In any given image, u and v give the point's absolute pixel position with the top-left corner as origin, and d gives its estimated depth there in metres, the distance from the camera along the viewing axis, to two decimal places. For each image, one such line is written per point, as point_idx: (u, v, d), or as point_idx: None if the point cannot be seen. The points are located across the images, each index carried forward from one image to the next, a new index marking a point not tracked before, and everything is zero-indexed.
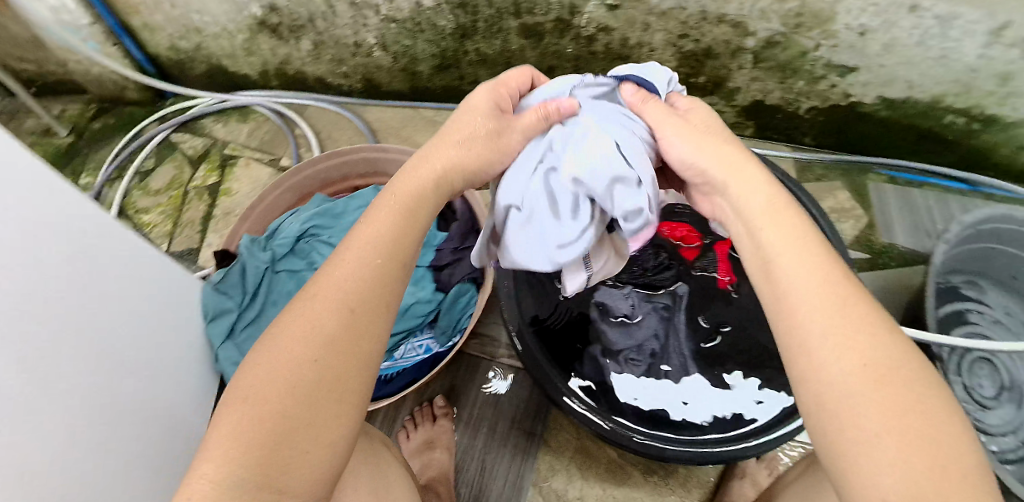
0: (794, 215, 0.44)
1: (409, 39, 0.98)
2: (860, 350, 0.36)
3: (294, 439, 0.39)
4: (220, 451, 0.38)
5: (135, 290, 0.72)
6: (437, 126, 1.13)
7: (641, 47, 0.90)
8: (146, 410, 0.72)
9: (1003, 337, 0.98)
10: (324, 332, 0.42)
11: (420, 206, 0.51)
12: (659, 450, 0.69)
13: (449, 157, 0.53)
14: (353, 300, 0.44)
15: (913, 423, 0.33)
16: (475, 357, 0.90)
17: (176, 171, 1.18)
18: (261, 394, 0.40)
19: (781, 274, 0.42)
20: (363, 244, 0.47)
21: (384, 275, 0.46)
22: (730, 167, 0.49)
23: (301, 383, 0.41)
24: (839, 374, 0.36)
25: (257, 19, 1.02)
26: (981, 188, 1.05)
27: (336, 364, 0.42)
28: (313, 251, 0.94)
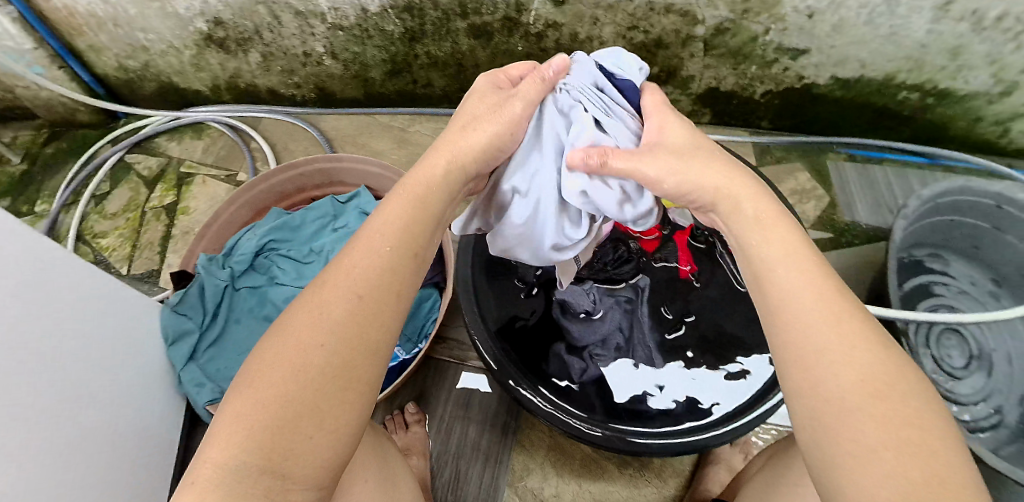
0: (787, 227, 0.46)
1: (358, 46, 0.97)
2: (857, 365, 0.38)
3: (302, 422, 0.38)
4: (228, 435, 0.37)
5: (91, 318, 0.69)
6: (394, 131, 1.12)
7: (591, 41, 0.89)
8: (105, 445, 0.69)
9: (969, 306, 0.99)
10: (333, 317, 0.41)
11: (428, 191, 0.50)
12: (631, 444, 0.67)
13: (457, 144, 0.53)
14: (361, 287, 0.43)
15: (908, 435, 0.35)
16: (443, 363, 0.89)
17: (132, 193, 1.16)
18: (268, 378, 0.39)
19: (776, 275, 0.43)
20: (373, 232, 0.46)
21: (394, 263, 0.45)
22: (726, 188, 0.49)
23: (311, 368, 0.39)
24: (842, 388, 0.37)
25: (203, 34, 1.00)
26: (939, 160, 1.06)
27: (346, 349, 0.40)
28: (274, 265, 0.93)
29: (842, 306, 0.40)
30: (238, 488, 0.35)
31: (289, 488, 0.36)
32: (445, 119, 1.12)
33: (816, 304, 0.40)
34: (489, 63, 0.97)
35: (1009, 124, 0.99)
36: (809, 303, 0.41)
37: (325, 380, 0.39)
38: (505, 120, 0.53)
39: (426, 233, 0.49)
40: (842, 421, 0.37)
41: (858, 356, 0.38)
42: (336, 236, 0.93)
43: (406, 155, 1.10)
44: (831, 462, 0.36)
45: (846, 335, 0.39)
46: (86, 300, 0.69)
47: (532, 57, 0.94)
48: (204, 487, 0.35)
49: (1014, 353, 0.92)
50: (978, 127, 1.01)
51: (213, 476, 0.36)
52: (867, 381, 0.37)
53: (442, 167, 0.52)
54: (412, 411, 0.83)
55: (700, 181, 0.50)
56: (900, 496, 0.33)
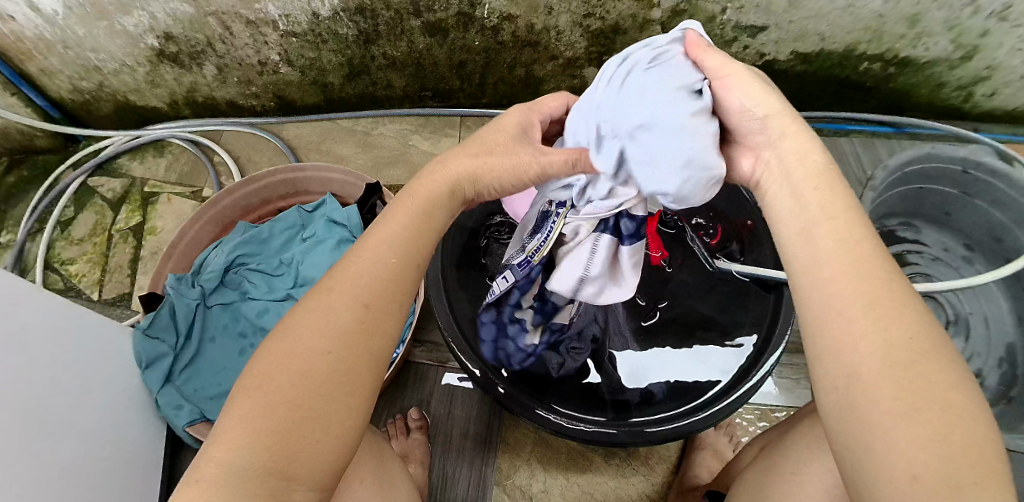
0: (844, 186, 0.42)
1: (313, 51, 0.95)
2: (905, 323, 0.36)
3: (305, 422, 0.36)
4: (231, 434, 0.35)
5: (59, 348, 0.66)
6: (358, 135, 1.12)
7: (548, 31, 0.88)
8: (83, 479, 0.66)
9: (943, 273, 0.99)
10: (339, 325, 0.39)
11: (431, 205, 0.47)
12: (608, 436, 0.66)
13: (466, 165, 0.50)
14: (369, 293, 0.41)
15: (926, 415, 0.32)
16: (423, 366, 0.88)
17: (97, 216, 1.13)
18: (281, 377, 0.37)
19: (820, 235, 0.41)
20: (377, 240, 0.44)
21: (400, 274, 0.43)
22: (784, 123, 0.46)
23: (312, 364, 0.37)
24: (876, 346, 0.35)
25: (155, 50, 0.98)
26: (905, 129, 1.06)
27: (347, 340, 0.38)
28: (245, 280, 0.91)
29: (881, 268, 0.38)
30: (240, 491, 0.33)
31: (294, 489, 0.34)
32: (409, 120, 1.11)
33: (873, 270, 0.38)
34: (447, 59, 0.96)
35: (969, 89, 1.00)
36: (841, 265, 0.39)
37: (328, 379, 0.37)
38: (517, 164, 0.51)
39: (431, 241, 0.47)
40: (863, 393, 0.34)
41: (864, 331, 0.36)
42: (306, 245, 0.92)
43: (372, 159, 1.10)
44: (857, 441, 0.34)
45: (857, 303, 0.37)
46: (56, 331, 0.67)
47: (490, 50, 0.93)
48: (211, 486, 0.33)
49: (991, 316, 0.93)
50: (941, 93, 1.02)
51: (216, 475, 0.33)
52: (890, 354, 0.34)
53: (437, 186, 0.48)
54: (416, 417, 0.82)
55: (760, 107, 0.46)
56: (910, 474, 0.31)
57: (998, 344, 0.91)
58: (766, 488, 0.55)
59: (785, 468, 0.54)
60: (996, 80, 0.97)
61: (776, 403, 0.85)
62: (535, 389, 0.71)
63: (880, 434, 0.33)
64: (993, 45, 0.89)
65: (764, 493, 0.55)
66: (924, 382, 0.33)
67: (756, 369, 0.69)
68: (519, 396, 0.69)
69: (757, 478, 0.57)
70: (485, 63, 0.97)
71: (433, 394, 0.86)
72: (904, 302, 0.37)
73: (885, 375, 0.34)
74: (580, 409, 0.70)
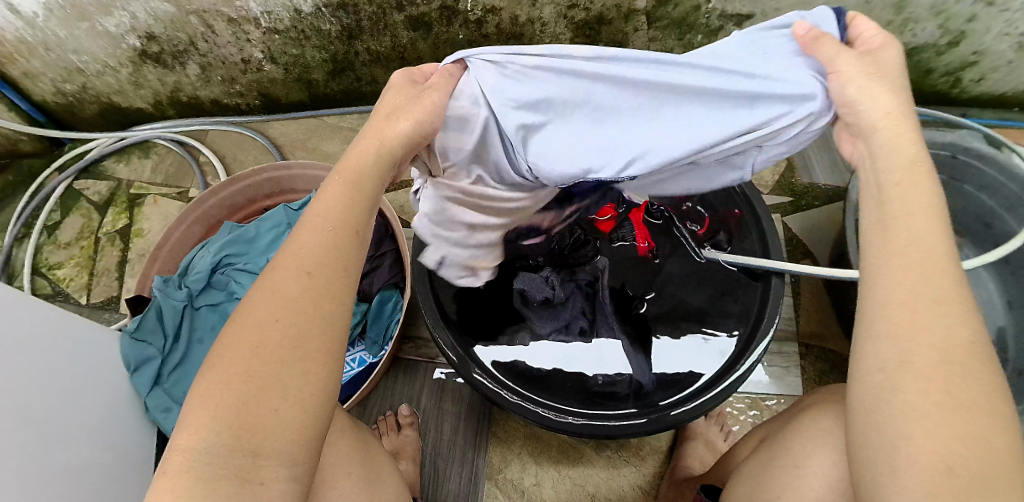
0: (929, 179, 0.38)
1: (296, 48, 0.94)
2: (963, 319, 0.34)
3: (267, 395, 0.35)
4: (198, 416, 0.35)
5: (51, 352, 0.66)
6: (344, 132, 1.11)
7: (532, 23, 0.88)
8: (79, 484, 0.66)
9: None
10: (286, 296, 0.38)
11: (361, 173, 0.44)
12: (617, 429, 0.65)
13: (383, 132, 0.45)
14: (309, 261, 0.39)
15: None
16: (412, 362, 0.88)
17: (84, 219, 1.12)
18: (229, 360, 0.36)
19: (896, 221, 0.38)
20: (313, 213, 0.41)
21: (338, 241, 0.40)
22: (889, 116, 0.41)
23: (286, 355, 0.36)
24: (891, 329, 0.35)
25: (137, 50, 0.97)
26: None
27: (303, 318, 0.37)
28: (232, 280, 0.90)
29: (933, 251, 0.36)
30: (208, 470, 0.34)
31: (261, 465, 0.34)
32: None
33: (918, 248, 0.36)
34: (432, 53, 0.95)
35: (957, 75, 1.00)
36: (907, 253, 0.36)
37: (274, 356, 0.36)
38: (427, 109, 0.47)
39: (371, 213, 0.44)
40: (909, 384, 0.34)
41: (916, 321, 0.35)
42: None
43: None
44: (886, 426, 0.34)
45: (907, 285, 0.36)
46: (44, 332, 0.66)
47: (474, 44, 0.93)
48: (175, 476, 0.34)
49: (981, 301, 0.93)
50: (929, 79, 1.02)
51: (183, 462, 0.34)
52: (932, 350, 0.34)
53: (373, 151, 0.44)
54: (406, 413, 0.81)
55: (867, 100, 0.41)
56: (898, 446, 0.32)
57: (989, 328, 0.91)
58: (765, 481, 0.55)
59: (783, 463, 0.54)
60: (984, 65, 0.97)
61: (767, 392, 0.85)
62: (526, 385, 0.71)
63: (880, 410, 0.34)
64: (981, 30, 0.89)
65: (765, 486, 0.54)
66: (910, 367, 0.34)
67: (745, 362, 0.68)
68: (510, 391, 0.68)
69: (755, 474, 0.57)
70: None
71: (423, 389, 0.86)
72: (932, 300, 0.35)
73: None
74: (575, 403, 0.69)
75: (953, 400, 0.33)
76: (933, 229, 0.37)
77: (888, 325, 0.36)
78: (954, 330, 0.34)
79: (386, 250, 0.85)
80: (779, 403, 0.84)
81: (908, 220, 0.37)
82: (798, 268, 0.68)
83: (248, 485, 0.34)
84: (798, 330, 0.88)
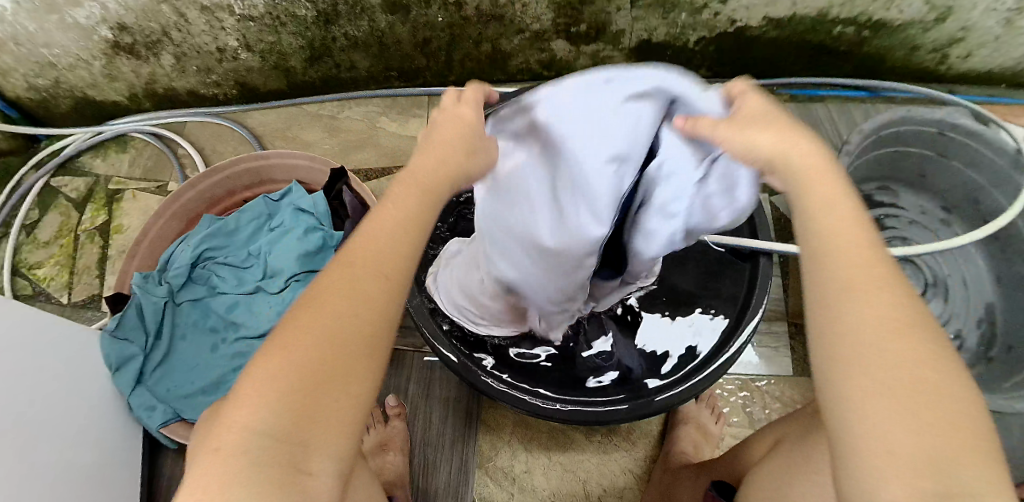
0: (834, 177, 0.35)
1: (272, 35, 0.92)
2: (904, 307, 0.32)
3: (327, 388, 0.32)
4: (256, 395, 0.32)
5: (41, 360, 0.65)
6: (324, 120, 1.10)
7: (512, 4, 0.87)
8: (70, 480, 0.66)
9: (922, 236, 0.96)
10: (363, 294, 0.34)
11: (440, 173, 0.38)
12: (603, 415, 0.64)
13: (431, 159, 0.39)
14: (388, 264, 0.35)
15: (900, 393, 0.29)
16: (399, 352, 0.86)
17: (63, 217, 1.10)
18: (298, 341, 0.33)
19: (823, 218, 0.34)
20: (388, 210, 0.37)
21: (414, 241, 0.37)
22: (781, 141, 0.35)
23: (347, 346, 0.33)
24: (868, 324, 0.31)
25: (109, 42, 0.94)
26: (881, 92, 1.06)
27: (375, 317, 0.34)
28: (213, 274, 0.87)
29: (856, 240, 0.33)
30: (263, 455, 0.31)
31: (311, 456, 0.32)
32: (376, 102, 1.10)
33: (835, 244, 0.33)
34: (411, 36, 0.95)
35: (944, 51, 0.99)
36: (846, 253, 0.33)
37: (355, 351, 0.33)
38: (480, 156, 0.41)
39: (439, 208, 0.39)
40: (852, 369, 0.31)
41: (844, 310, 0.32)
42: (274, 235, 0.88)
43: (339, 143, 1.09)
44: (838, 415, 0.31)
45: (827, 274, 0.33)
46: (31, 330, 0.65)
47: (454, 26, 0.92)
48: (226, 454, 0.31)
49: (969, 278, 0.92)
50: (916, 56, 1.01)
51: (237, 439, 0.31)
52: (883, 319, 0.31)
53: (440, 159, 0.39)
54: (394, 404, 0.79)
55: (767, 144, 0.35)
56: (903, 445, 0.29)
57: (979, 304, 0.90)
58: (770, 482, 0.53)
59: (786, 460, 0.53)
60: (971, 41, 0.96)
61: (757, 372, 0.85)
62: (518, 376, 0.70)
63: (858, 407, 0.30)
64: (968, 6, 0.88)
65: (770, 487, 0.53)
66: (911, 373, 0.30)
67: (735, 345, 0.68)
68: (499, 380, 0.66)
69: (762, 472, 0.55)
70: (450, 39, 0.96)
71: (410, 379, 0.84)
72: (849, 284, 0.32)
73: (876, 358, 0.30)
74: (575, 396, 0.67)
75: (901, 377, 0.30)
76: (849, 217, 0.34)
77: (864, 317, 0.31)
78: (879, 314, 0.31)
79: None
80: (770, 384, 0.84)
81: (820, 215, 0.34)
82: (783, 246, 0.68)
83: (298, 474, 0.32)
84: (789, 309, 0.87)
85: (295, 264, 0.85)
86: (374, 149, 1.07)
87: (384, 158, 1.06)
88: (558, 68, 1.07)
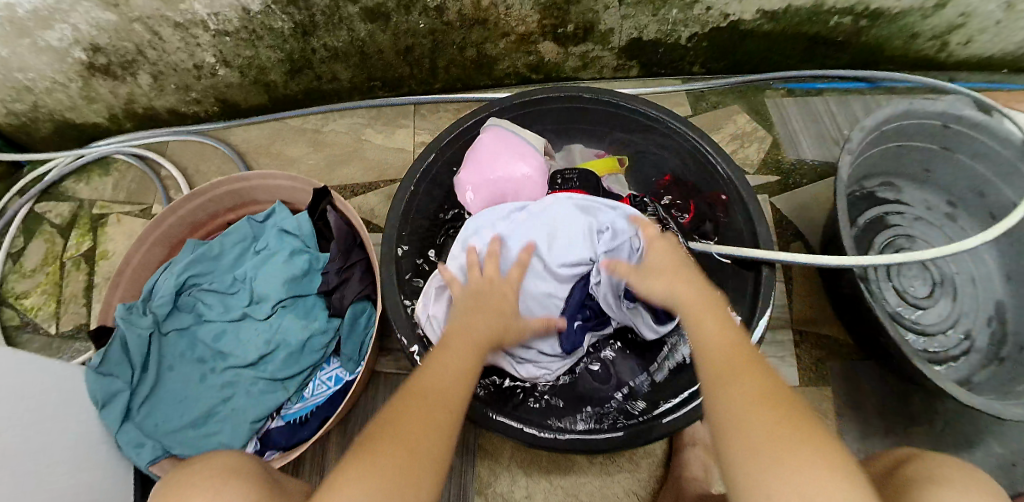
0: (711, 313, 0.54)
1: (249, 49, 0.90)
2: (758, 381, 0.44)
3: (402, 490, 0.43)
4: (355, 487, 0.42)
5: (8, 395, 0.61)
6: (309, 133, 1.07)
7: (495, 8, 0.85)
8: None
9: (926, 231, 0.96)
10: (435, 420, 0.48)
11: (476, 339, 0.58)
12: (604, 441, 0.62)
13: (465, 328, 0.59)
14: (450, 399, 0.51)
15: (770, 447, 0.39)
16: (391, 375, 0.85)
17: (48, 244, 1.07)
18: (383, 453, 0.44)
19: (697, 338, 0.51)
20: (450, 357, 0.55)
21: (464, 386, 0.53)
22: (691, 305, 0.56)
23: (419, 456, 0.45)
24: (739, 401, 0.43)
25: (84, 63, 0.92)
26: (881, 83, 1.03)
27: (435, 435, 0.47)
28: (199, 302, 0.85)
29: (723, 341, 0.49)
30: None
31: None
32: (361, 112, 1.07)
33: (710, 353, 0.48)
34: (392, 44, 0.92)
35: (944, 38, 0.96)
36: (710, 354, 0.48)
37: (415, 457, 0.45)
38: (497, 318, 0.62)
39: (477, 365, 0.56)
40: (733, 434, 0.41)
41: (718, 397, 0.44)
42: (259, 258, 0.86)
43: (325, 157, 1.05)
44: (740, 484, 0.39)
45: (707, 372, 0.47)
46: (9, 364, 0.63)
47: (436, 32, 0.90)
48: None
49: (977, 275, 0.89)
50: (915, 44, 0.98)
51: None
52: (749, 394, 0.43)
53: (482, 325, 0.60)
54: None
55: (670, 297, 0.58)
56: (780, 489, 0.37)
57: (987, 302, 0.88)
58: None
59: None
60: (971, 26, 0.93)
61: None
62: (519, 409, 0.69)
63: (750, 470, 0.39)
64: None
65: None
66: (774, 435, 0.39)
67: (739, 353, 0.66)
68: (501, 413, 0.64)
69: None
70: (433, 45, 0.94)
71: None
72: (713, 380, 0.46)
73: (746, 425, 0.41)
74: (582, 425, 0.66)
75: (767, 438, 0.39)
76: (713, 332, 0.51)
77: (732, 397, 0.43)
78: (739, 391, 0.43)
79: (355, 261, 0.81)
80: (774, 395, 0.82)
81: (698, 335, 0.51)
82: (788, 257, 0.65)
83: None
84: (791, 316, 0.88)
85: (282, 289, 0.83)
86: (360, 164, 1.03)
87: (371, 172, 1.02)
88: (547, 71, 1.04)
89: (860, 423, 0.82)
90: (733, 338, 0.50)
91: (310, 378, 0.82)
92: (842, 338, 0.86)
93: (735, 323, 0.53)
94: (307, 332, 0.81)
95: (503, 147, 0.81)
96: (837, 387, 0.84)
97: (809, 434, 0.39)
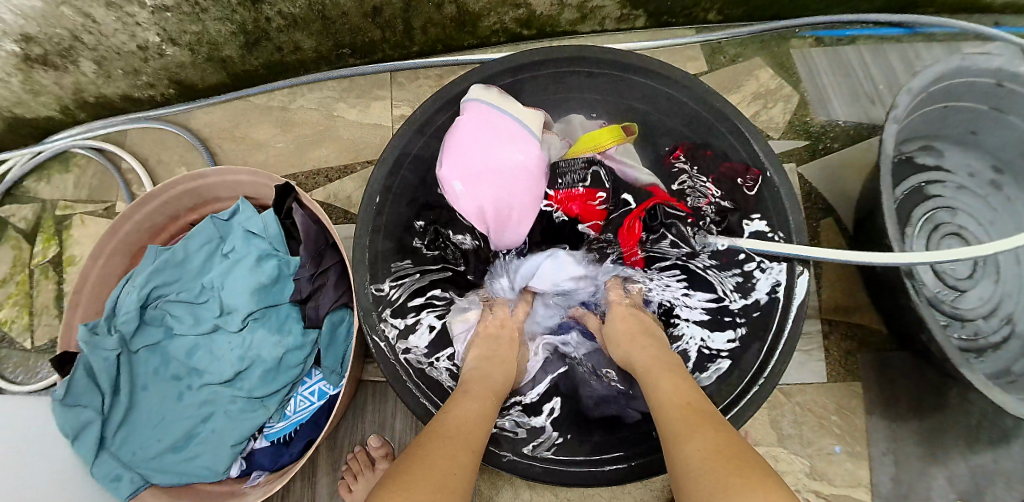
0: (672, 372, 0.56)
1: (195, 24, 0.80)
2: (714, 429, 0.45)
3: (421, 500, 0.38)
4: None
5: None
6: (275, 112, 0.98)
7: None
8: None
9: (967, 202, 0.86)
10: (457, 459, 0.45)
11: (493, 384, 0.60)
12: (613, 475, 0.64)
13: (479, 375, 0.61)
14: (470, 441, 0.49)
15: (729, 477, 0.38)
16: (378, 383, 0.80)
17: (13, 251, 1.00)
18: (412, 478, 0.41)
19: (658, 397, 0.52)
20: (465, 402, 0.55)
21: (478, 427, 0.52)
22: (653, 360, 0.59)
23: (447, 485, 0.41)
24: (695, 447, 0.43)
25: (18, 55, 0.81)
26: (921, 29, 0.91)
27: (457, 467, 0.44)
28: (168, 314, 0.78)
29: (683, 396, 0.51)
30: None
31: None
32: (332, 83, 0.97)
33: (666, 412, 0.50)
34: (358, 6, 0.81)
35: None
36: (669, 410, 0.50)
37: (441, 486, 0.41)
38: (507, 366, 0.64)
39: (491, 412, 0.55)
40: (692, 493, 0.40)
41: (675, 449, 0.44)
42: (227, 264, 0.79)
43: (294, 139, 0.97)
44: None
45: (666, 429, 0.48)
46: None
47: None
48: None
49: None
50: None
51: None
52: (705, 442, 0.43)
53: (496, 375, 0.61)
54: (377, 447, 0.73)
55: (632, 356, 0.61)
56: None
57: None
58: None
59: None
60: None
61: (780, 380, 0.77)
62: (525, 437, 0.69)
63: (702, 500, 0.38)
64: None
65: None
66: (734, 467, 0.39)
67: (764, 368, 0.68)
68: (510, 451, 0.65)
69: None
70: (404, 3, 0.82)
71: (396, 411, 0.79)
72: (671, 434, 0.47)
73: (705, 463, 0.41)
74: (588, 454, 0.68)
75: (724, 469, 0.39)
76: (673, 388, 0.52)
77: (690, 446, 0.43)
78: (694, 439, 0.44)
79: (328, 266, 0.74)
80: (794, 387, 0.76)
81: (658, 394, 0.53)
82: (817, 253, 0.64)
83: None
84: (820, 304, 0.80)
85: (251, 300, 0.76)
86: (333, 145, 0.96)
87: (345, 154, 0.95)
88: (540, 26, 0.92)
89: (890, 418, 0.76)
90: (685, 394, 0.51)
91: (290, 393, 0.77)
92: (875, 327, 0.79)
93: (691, 381, 0.54)
94: (281, 348, 0.75)
95: (489, 131, 0.71)
96: (867, 381, 0.77)
97: (757, 481, 0.37)
